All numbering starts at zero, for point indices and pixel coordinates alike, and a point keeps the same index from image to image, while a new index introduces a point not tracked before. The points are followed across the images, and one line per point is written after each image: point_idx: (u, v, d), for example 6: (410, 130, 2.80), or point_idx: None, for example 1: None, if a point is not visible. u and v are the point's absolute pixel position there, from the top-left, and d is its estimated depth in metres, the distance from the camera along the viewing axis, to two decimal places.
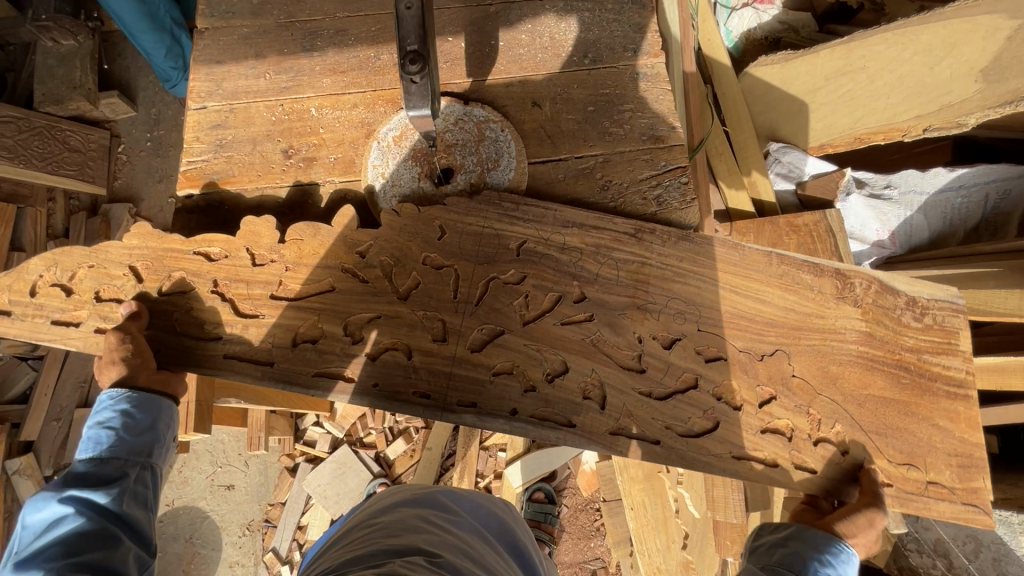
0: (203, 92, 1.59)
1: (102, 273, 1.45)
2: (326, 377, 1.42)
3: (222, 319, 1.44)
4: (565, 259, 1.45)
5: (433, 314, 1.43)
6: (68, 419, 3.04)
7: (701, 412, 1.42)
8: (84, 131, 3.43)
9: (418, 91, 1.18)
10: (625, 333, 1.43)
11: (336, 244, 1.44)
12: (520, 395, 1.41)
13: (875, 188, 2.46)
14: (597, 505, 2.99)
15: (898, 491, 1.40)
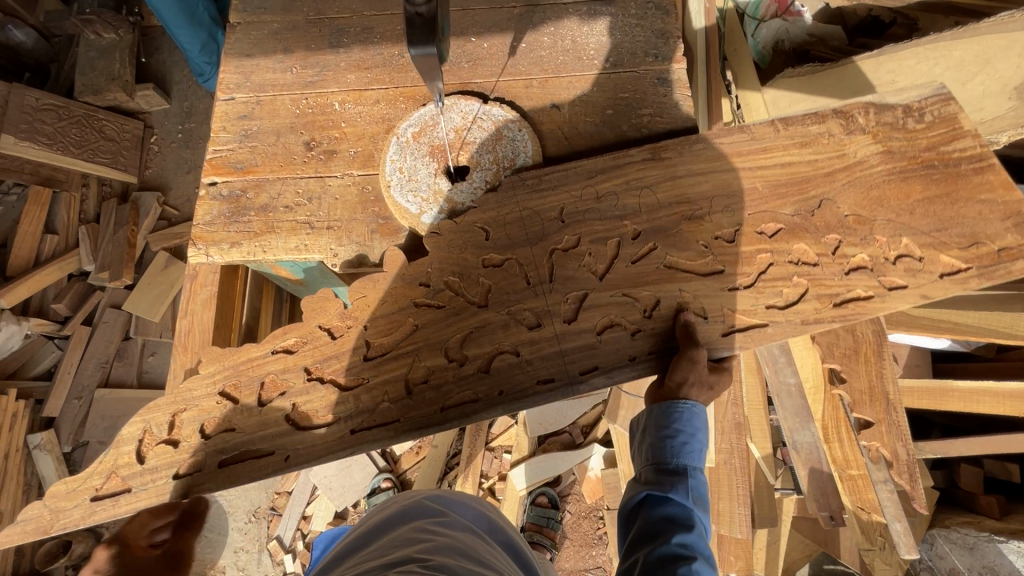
0: (232, 84, 1.63)
1: (197, 410, 1.35)
2: (452, 409, 1.34)
3: (288, 365, 1.36)
4: (611, 206, 1.41)
5: (515, 308, 1.37)
6: (89, 398, 3.14)
7: (784, 287, 1.36)
8: (119, 122, 3.55)
9: (422, 22, 1.09)
10: (690, 253, 1.38)
11: (398, 283, 1.39)
12: (632, 339, 1.36)
13: None
14: (600, 513, 3.01)
15: (979, 271, 1.30)
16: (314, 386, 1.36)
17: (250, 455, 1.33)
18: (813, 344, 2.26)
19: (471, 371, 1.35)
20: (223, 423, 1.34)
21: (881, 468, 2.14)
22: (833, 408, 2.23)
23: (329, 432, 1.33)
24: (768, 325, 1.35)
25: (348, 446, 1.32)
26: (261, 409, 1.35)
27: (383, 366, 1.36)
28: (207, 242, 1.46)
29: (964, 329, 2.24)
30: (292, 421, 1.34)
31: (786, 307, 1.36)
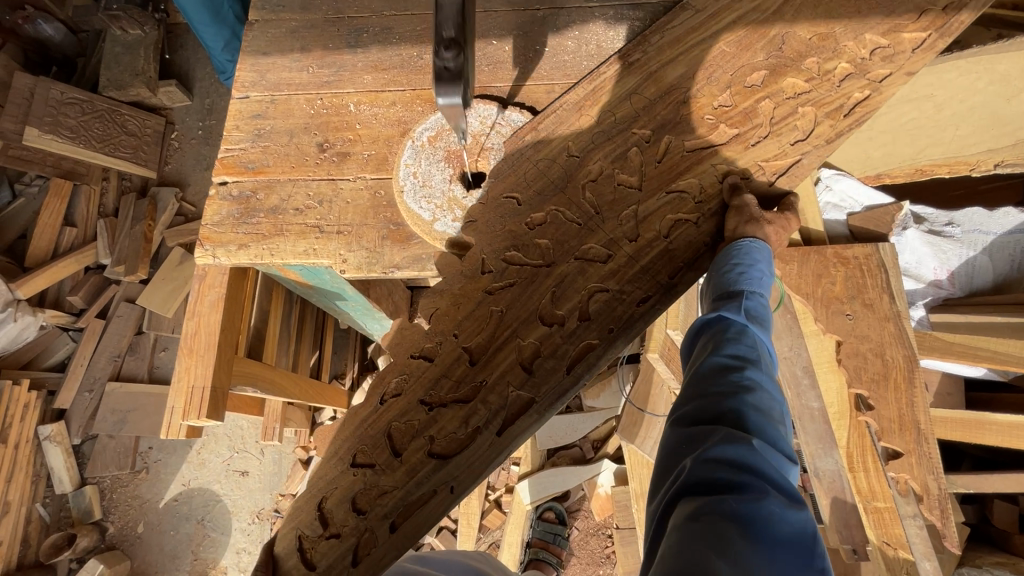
0: (247, 82, 1.60)
1: (334, 492, 1.31)
2: (579, 364, 1.27)
3: (397, 406, 1.32)
4: (614, 123, 1.38)
5: (581, 250, 1.32)
6: (100, 391, 3.15)
7: (794, 121, 1.32)
8: (141, 117, 3.58)
9: (450, 76, 1.11)
10: (700, 131, 1.34)
11: (463, 283, 1.35)
12: (698, 228, 1.32)
13: (934, 224, 2.33)
14: (609, 531, 2.92)
15: (935, 36, 1.28)
16: (436, 414, 1.31)
17: (415, 508, 1.28)
18: (836, 366, 2.16)
19: (576, 326, 1.29)
20: (372, 492, 1.30)
21: (910, 502, 2.07)
22: (859, 436, 2.12)
23: (475, 444, 1.27)
24: (801, 159, 1.31)
25: (501, 449, 1.26)
26: (398, 459, 1.30)
27: (491, 362, 1.30)
28: (214, 243, 1.42)
29: (1003, 357, 2.15)
30: (435, 456, 1.29)
31: (808, 138, 1.32)
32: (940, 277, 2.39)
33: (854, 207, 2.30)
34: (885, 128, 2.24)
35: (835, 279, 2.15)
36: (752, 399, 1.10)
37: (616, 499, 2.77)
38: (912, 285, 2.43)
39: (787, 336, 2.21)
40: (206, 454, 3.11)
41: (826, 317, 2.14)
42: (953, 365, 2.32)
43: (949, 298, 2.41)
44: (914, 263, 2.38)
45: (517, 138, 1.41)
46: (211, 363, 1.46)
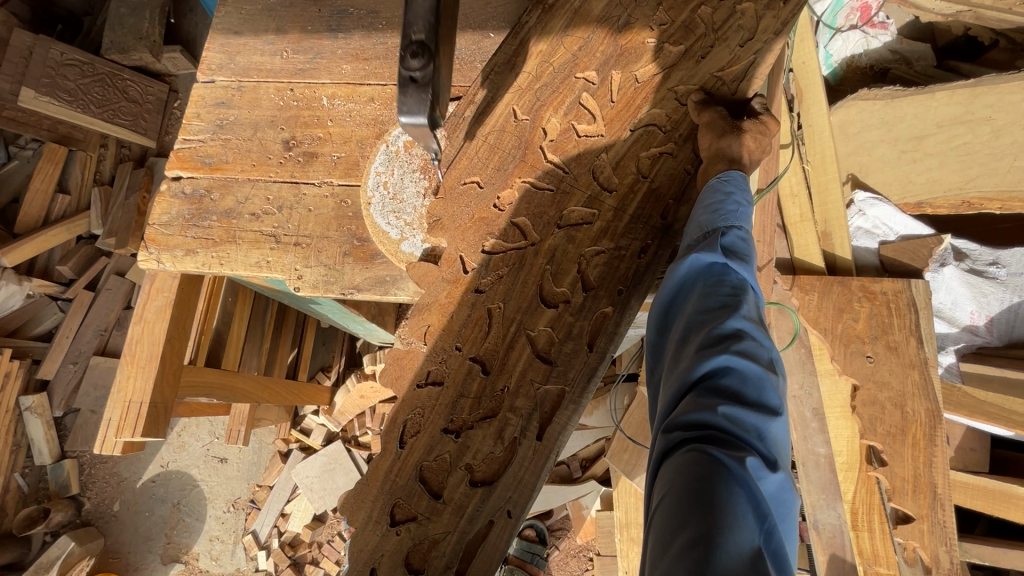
0: (214, 65, 1.44)
1: (384, 560, 1.14)
2: (599, 338, 1.16)
3: (414, 439, 1.16)
4: (555, 73, 1.18)
5: (565, 217, 1.17)
6: (84, 364, 3.09)
7: (737, 21, 1.12)
8: (144, 84, 3.42)
9: (415, 90, 0.93)
10: (646, 58, 1.15)
11: (448, 288, 1.17)
12: (678, 156, 1.17)
13: (976, 262, 2.11)
14: (591, 553, 2.79)
15: None
16: (465, 440, 1.15)
17: (475, 548, 1.14)
18: (850, 413, 1.95)
19: (583, 299, 1.16)
20: (425, 544, 1.15)
21: (915, 571, 1.88)
22: (867, 492, 1.92)
23: (518, 458, 1.14)
24: (757, 59, 1.12)
25: (546, 454, 1.13)
26: (441, 502, 1.15)
27: (507, 363, 1.16)
28: (160, 246, 1.29)
29: None
30: (479, 482, 1.15)
31: (755, 35, 1.13)
32: (976, 321, 2.13)
33: (888, 235, 2.06)
34: (931, 150, 1.99)
35: (859, 315, 1.93)
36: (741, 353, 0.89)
37: (600, 525, 2.64)
38: (945, 327, 2.14)
39: (797, 371, 2.04)
40: (187, 437, 3.06)
41: (844, 357, 1.92)
42: (980, 424, 2.09)
43: (983, 347, 2.13)
44: (949, 304, 2.13)
45: (457, 115, 1.21)
46: (150, 377, 1.35)
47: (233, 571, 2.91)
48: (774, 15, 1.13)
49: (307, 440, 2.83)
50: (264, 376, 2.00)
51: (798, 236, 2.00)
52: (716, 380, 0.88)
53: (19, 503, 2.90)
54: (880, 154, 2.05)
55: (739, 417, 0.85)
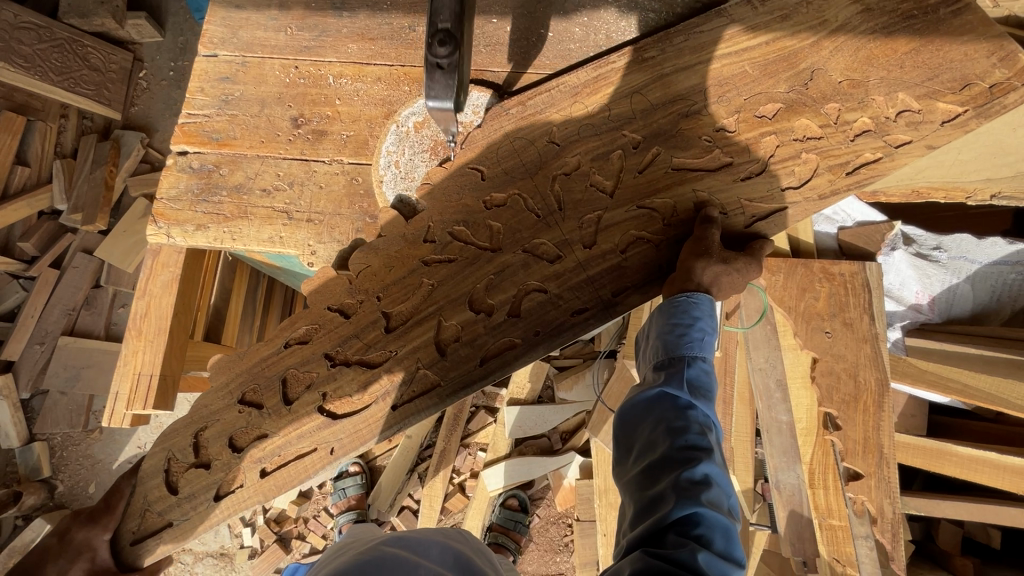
0: (216, 39, 1.44)
1: (221, 429, 1.27)
2: (493, 360, 1.23)
3: (308, 353, 1.26)
4: (606, 118, 1.30)
5: (532, 245, 1.26)
6: (51, 345, 2.99)
7: (794, 165, 1.26)
8: (107, 51, 3.28)
9: (442, 75, 1.02)
10: (693, 151, 1.28)
11: (402, 244, 1.27)
12: (656, 251, 1.25)
13: (922, 247, 2.30)
14: (569, 520, 2.99)
15: (974, 110, 1.21)
16: (337, 371, 1.26)
17: (289, 460, 1.26)
18: (810, 383, 2.15)
19: (503, 320, 1.24)
20: (253, 433, 1.26)
21: (864, 523, 2.08)
22: (823, 453, 2.12)
23: (369, 412, 1.24)
24: (789, 209, 1.26)
25: (391, 424, 1.23)
26: (287, 408, 1.25)
27: (408, 333, 1.25)
28: (169, 221, 1.31)
29: (972, 393, 2.14)
30: (326, 413, 1.26)
31: (802, 186, 1.26)
32: (921, 300, 2.37)
33: (846, 221, 2.26)
34: None
35: (819, 293, 2.12)
36: (708, 496, 1.05)
37: (579, 492, 2.80)
38: (893, 305, 2.41)
39: (763, 346, 2.26)
40: (165, 416, 3.02)
41: (806, 333, 2.11)
42: (922, 393, 2.33)
43: (926, 323, 2.39)
44: (898, 285, 2.36)
45: (501, 108, 1.33)
46: (161, 350, 1.36)
47: (217, 549, 3.04)
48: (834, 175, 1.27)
49: None
50: None
51: None
52: (689, 522, 1.02)
53: None
54: None
55: (712, 562, 0.99)
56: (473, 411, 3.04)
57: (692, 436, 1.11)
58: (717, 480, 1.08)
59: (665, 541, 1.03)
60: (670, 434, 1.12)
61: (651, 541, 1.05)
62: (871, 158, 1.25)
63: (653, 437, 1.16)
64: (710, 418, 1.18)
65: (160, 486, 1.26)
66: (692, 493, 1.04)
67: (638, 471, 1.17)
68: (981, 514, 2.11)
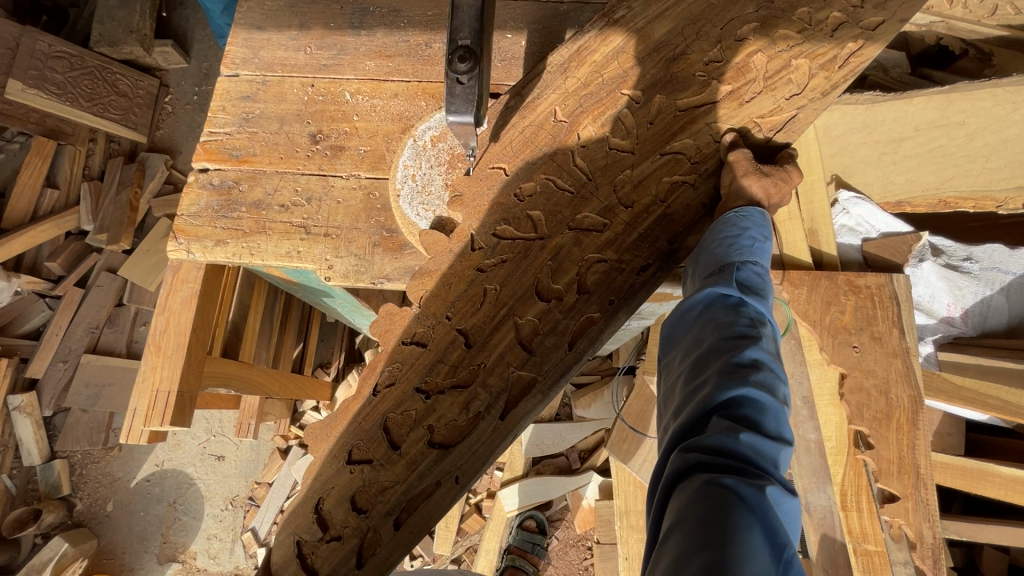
0: (238, 59, 1.46)
1: (338, 495, 1.19)
2: (581, 339, 1.19)
3: (399, 394, 1.20)
4: (602, 84, 1.25)
5: (576, 221, 1.22)
6: (75, 363, 3.03)
7: (787, 79, 1.21)
8: (134, 77, 3.40)
9: (463, 91, 0.97)
10: (692, 89, 1.22)
11: (453, 260, 1.23)
12: (697, 191, 1.23)
13: (952, 258, 2.26)
14: (589, 543, 2.88)
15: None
16: (434, 402, 1.19)
17: (418, 502, 1.18)
18: (839, 400, 2.02)
19: (575, 299, 1.19)
20: (374, 489, 1.19)
21: (902, 548, 1.97)
22: (856, 474, 2.02)
23: (477, 432, 1.17)
24: (797, 114, 1.21)
25: (505, 435, 1.17)
26: (396, 453, 1.19)
27: (489, 342, 1.20)
28: (189, 237, 1.31)
29: (1014, 410, 2.05)
30: (436, 445, 1.19)
31: (803, 92, 1.21)
32: (953, 313, 2.28)
33: (871, 232, 2.13)
34: (909, 153, 2.07)
35: (845, 307, 2.03)
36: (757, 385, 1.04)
37: (599, 514, 2.71)
38: (924, 319, 2.30)
39: (791, 363, 2.05)
40: (183, 434, 3.04)
41: (832, 348, 2.02)
42: (959, 410, 2.23)
43: (961, 337, 2.28)
44: (927, 297, 2.27)
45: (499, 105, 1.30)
46: (178, 367, 1.37)
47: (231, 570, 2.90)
48: (828, 76, 1.20)
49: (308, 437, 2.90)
50: (273, 369, 2.01)
51: (787, 232, 2.10)
52: (735, 406, 1.01)
53: (7, 505, 2.85)
54: (863, 156, 2.11)
55: (758, 447, 0.98)
56: None
57: (740, 328, 1.10)
58: (768, 368, 1.07)
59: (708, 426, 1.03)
60: (717, 329, 1.11)
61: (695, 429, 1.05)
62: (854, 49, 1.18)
63: (701, 335, 1.15)
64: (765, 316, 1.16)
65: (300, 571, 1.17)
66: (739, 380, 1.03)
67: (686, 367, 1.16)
68: None
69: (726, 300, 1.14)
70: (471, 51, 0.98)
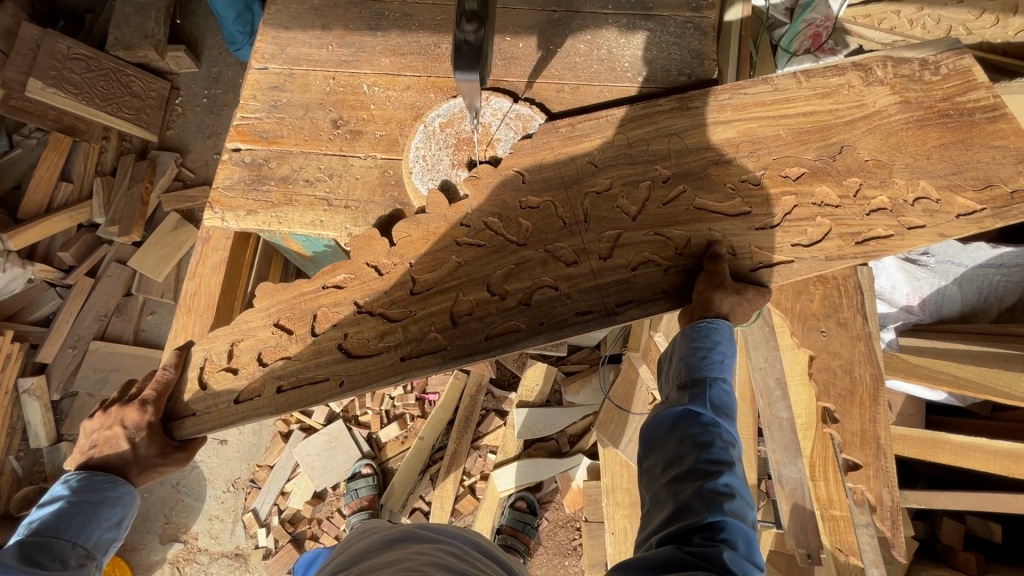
0: (267, 54, 1.64)
1: (253, 341, 1.45)
2: (497, 337, 1.37)
3: (344, 306, 1.43)
4: (643, 151, 1.45)
5: (553, 247, 1.40)
6: (83, 349, 3.18)
7: (807, 227, 1.38)
8: (147, 79, 3.53)
9: (469, 51, 1.19)
10: (716, 197, 1.41)
11: (440, 222, 1.44)
12: (664, 275, 1.38)
13: (910, 252, 2.41)
14: (578, 524, 3.01)
15: (991, 210, 1.32)
16: (361, 318, 1.42)
17: (304, 383, 1.41)
18: (808, 379, 2.17)
19: (513, 305, 1.38)
20: (279, 352, 1.43)
21: (863, 511, 2.09)
22: (822, 446, 2.15)
23: (380, 359, 1.39)
24: (796, 213, 1.38)
25: (398, 373, 1.38)
26: (313, 338, 1.43)
27: (431, 299, 1.41)
28: (224, 206, 1.51)
29: (961, 384, 2.10)
30: (343, 350, 1.41)
31: (809, 245, 1.38)
32: (911, 302, 2.47)
33: None
34: None
35: (814, 296, 2.17)
36: (732, 506, 1.13)
37: (587, 493, 2.86)
38: (885, 307, 2.52)
39: (763, 347, 2.19)
40: None
41: (802, 332, 2.17)
42: (918, 393, 2.41)
43: (919, 324, 2.48)
44: (889, 288, 2.50)
45: (551, 125, 1.49)
46: (208, 322, 1.57)
47: (232, 550, 3.00)
48: (847, 226, 1.38)
49: (309, 420, 3.09)
50: None
51: None
52: (716, 527, 1.09)
53: (13, 485, 2.93)
54: None
55: (736, 563, 1.07)
56: (483, 414, 3.09)
57: (714, 447, 1.19)
58: (739, 491, 1.16)
59: (691, 543, 1.10)
60: (694, 444, 1.21)
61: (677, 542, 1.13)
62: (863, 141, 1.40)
63: (679, 451, 1.22)
64: (733, 436, 1.25)
65: (194, 380, 1.43)
66: (717, 500, 1.13)
67: (665, 480, 1.24)
68: (991, 504, 2.10)
69: (700, 420, 1.24)
70: (478, 13, 1.18)
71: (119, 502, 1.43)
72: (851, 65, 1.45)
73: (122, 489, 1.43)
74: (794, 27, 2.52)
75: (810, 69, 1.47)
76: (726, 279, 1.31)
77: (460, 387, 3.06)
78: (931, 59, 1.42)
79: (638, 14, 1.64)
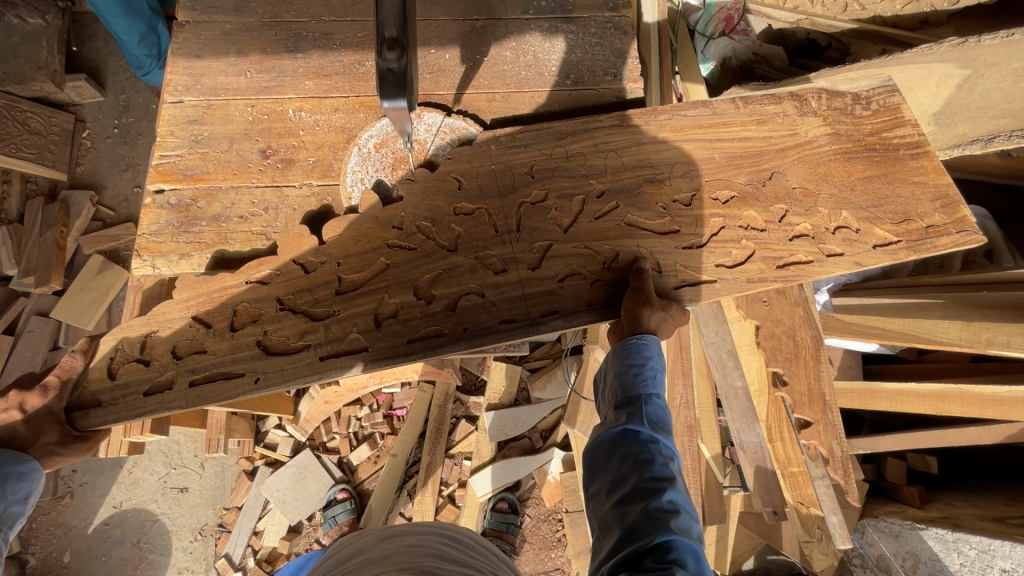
0: (180, 86, 1.55)
1: (168, 332, 1.38)
2: (419, 341, 1.37)
3: (270, 314, 1.38)
4: (579, 160, 1.49)
5: (484, 254, 1.42)
6: None
7: (733, 248, 1.46)
8: (47, 115, 3.25)
9: (394, 79, 1.22)
10: (650, 214, 1.47)
11: (372, 223, 1.42)
12: (590, 288, 1.41)
13: None
14: (559, 515, 3.08)
15: (907, 242, 1.44)
16: (283, 313, 1.38)
17: (218, 377, 1.36)
18: (757, 349, 2.24)
19: (439, 311, 1.39)
20: (196, 346, 1.37)
21: (818, 465, 2.15)
22: (776, 410, 2.22)
23: (298, 356, 1.36)
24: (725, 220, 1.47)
25: (315, 369, 1.35)
26: (231, 332, 1.37)
27: (355, 298, 1.39)
28: (153, 253, 1.43)
29: (890, 334, 2.26)
30: (262, 346, 1.37)
31: (734, 265, 1.45)
32: None
33: None
34: None
35: None
36: (677, 522, 1.16)
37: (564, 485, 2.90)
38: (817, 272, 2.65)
39: (713, 323, 2.28)
40: (140, 472, 2.97)
41: (747, 304, 2.24)
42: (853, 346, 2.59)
43: (847, 284, 2.62)
44: None
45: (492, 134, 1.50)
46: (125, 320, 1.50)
47: None
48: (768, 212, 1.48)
49: (274, 454, 2.96)
50: None
51: None
52: (664, 547, 1.11)
53: None
54: None
55: None
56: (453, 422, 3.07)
57: (655, 465, 1.21)
58: (683, 506, 1.19)
59: (642, 566, 1.12)
60: (637, 464, 1.22)
61: (628, 568, 1.13)
62: (786, 136, 1.51)
63: (623, 471, 1.25)
64: (672, 450, 1.28)
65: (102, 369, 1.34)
66: (663, 519, 1.15)
67: (613, 503, 1.25)
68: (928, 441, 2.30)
69: (640, 440, 1.26)
70: (397, 42, 1.23)
71: (27, 477, 1.37)
72: (789, 95, 1.54)
73: (27, 466, 1.36)
74: (708, 12, 2.65)
75: (749, 97, 1.55)
76: (649, 289, 1.36)
77: (427, 399, 3.03)
78: (863, 94, 1.54)
79: (558, 17, 1.66)
